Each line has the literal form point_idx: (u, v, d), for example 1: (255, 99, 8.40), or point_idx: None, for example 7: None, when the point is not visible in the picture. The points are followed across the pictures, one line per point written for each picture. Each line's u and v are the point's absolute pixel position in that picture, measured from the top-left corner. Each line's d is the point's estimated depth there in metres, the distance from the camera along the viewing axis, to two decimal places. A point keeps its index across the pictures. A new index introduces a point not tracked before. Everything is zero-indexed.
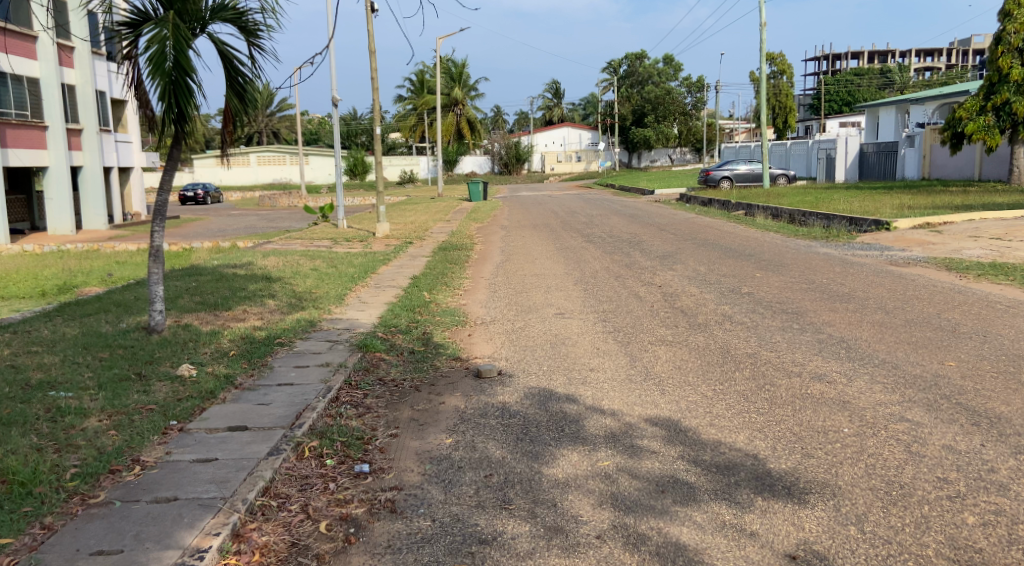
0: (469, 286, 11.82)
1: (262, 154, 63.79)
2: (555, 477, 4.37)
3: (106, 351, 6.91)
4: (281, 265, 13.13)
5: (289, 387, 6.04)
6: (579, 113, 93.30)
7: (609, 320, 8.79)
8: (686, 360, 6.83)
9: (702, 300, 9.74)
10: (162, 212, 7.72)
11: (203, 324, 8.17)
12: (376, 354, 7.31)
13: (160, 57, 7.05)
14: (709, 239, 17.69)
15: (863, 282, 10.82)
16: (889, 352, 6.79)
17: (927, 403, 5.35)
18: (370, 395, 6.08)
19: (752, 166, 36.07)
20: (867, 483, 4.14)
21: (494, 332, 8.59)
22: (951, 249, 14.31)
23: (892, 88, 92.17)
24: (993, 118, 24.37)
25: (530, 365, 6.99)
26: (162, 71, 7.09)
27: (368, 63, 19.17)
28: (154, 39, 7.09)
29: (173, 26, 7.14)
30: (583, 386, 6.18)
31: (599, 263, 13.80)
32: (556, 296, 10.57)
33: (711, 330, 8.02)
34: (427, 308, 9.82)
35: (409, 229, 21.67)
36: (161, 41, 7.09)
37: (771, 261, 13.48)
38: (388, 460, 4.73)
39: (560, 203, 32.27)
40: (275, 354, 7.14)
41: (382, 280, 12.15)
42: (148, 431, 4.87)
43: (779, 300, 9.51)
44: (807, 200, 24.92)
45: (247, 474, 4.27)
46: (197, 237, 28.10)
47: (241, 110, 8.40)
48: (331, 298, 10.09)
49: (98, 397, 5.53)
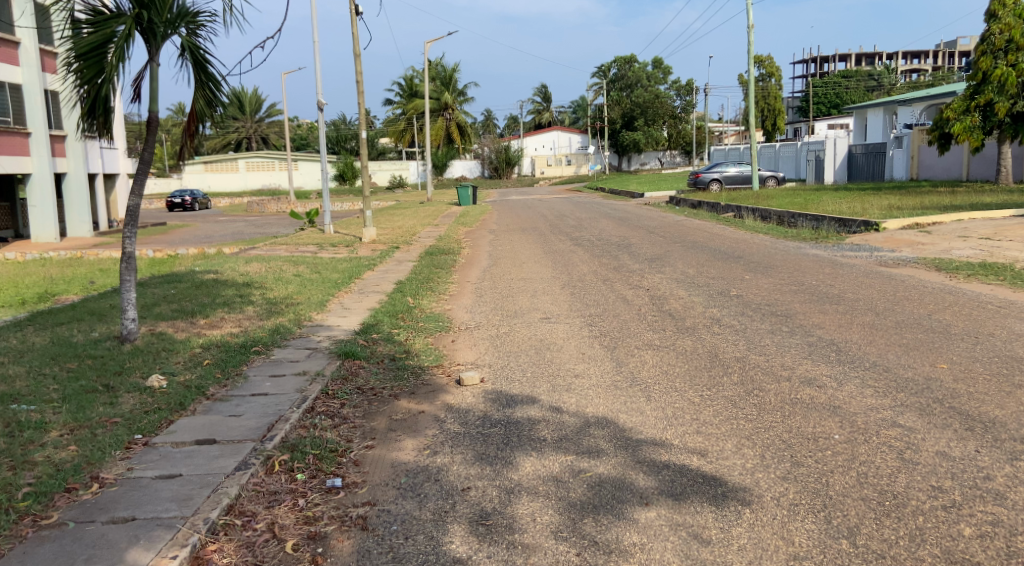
0: (455, 291, 11.64)
1: (250, 160, 63.65)
2: (533, 489, 4.18)
3: (75, 361, 6.70)
4: (264, 270, 12.92)
5: (263, 398, 5.84)
6: (569, 117, 93.29)
7: (596, 324, 8.64)
8: (672, 365, 6.66)
9: (690, 303, 9.61)
10: (135, 217, 7.52)
11: (177, 333, 7.96)
12: (356, 362, 7.11)
13: (99, 53, 6.99)
14: (697, 241, 17.55)
15: (853, 283, 10.70)
16: (880, 354, 6.64)
17: (920, 407, 5.20)
18: (347, 404, 5.88)
19: (741, 167, 36.02)
20: (860, 492, 3.97)
21: (479, 338, 8.43)
22: (941, 249, 14.19)
23: (879, 91, 92.56)
24: (980, 119, 24.33)
25: (513, 372, 6.81)
26: (97, 67, 7.05)
27: (352, 66, 18.99)
28: (100, 34, 6.98)
29: (127, 25, 7.00)
30: (567, 393, 6.01)
31: (587, 267, 13.65)
32: (543, 300, 10.41)
33: (699, 333, 7.86)
34: (410, 314, 9.65)
35: (397, 233, 21.47)
36: (108, 38, 7.01)
37: (760, 262, 13.38)
38: (362, 474, 4.53)
39: (550, 206, 32.26)
40: (250, 362, 6.93)
41: (366, 285, 11.96)
42: (110, 446, 4.67)
43: (767, 302, 9.37)
44: (796, 203, 24.64)
45: (211, 492, 4.07)
46: (183, 244, 27.85)
47: (206, 112, 8.10)
48: (313, 304, 9.90)
49: (62, 410, 5.32)
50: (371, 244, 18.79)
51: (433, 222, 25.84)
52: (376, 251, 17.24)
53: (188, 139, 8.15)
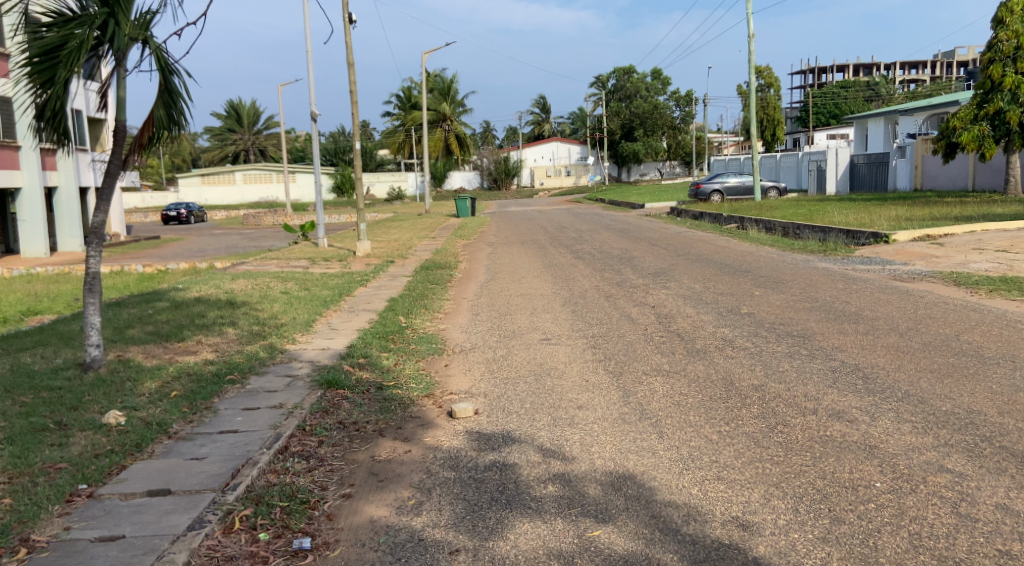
0: (449, 309, 11.07)
1: (248, 172, 63.25)
2: (532, 557, 3.64)
3: (29, 393, 6.12)
4: (250, 287, 12.36)
5: (231, 436, 5.26)
6: (568, 128, 93.05)
7: (600, 346, 8.06)
8: (683, 395, 6.07)
9: (699, 322, 9.03)
10: (100, 234, 6.95)
11: (147, 359, 7.38)
12: (338, 392, 6.52)
13: (54, 55, 6.50)
14: (701, 253, 17.01)
15: (869, 299, 10.16)
16: (912, 383, 6.06)
17: (967, 448, 4.61)
18: (325, 443, 5.30)
19: (742, 178, 35.55)
20: (915, 560, 3.40)
21: (474, 361, 7.85)
22: (957, 262, 13.65)
23: (879, 101, 92.32)
24: (988, 128, 23.73)
25: (510, 402, 6.23)
26: (50, 69, 6.58)
27: (346, 76, 18.49)
28: (59, 35, 6.50)
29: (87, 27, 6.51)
30: (569, 428, 5.43)
31: (588, 282, 13.10)
32: (542, 319, 9.84)
33: (711, 357, 7.27)
34: (401, 335, 9.07)
35: (392, 246, 20.92)
36: (66, 39, 6.51)
37: (770, 277, 12.82)
38: (335, 532, 3.96)
39: (550, 218, 31.78)
40: (223, 394, 6.34)
41: (356, 303, 11.41)
42: (48, 499, 4.09)
43: (782, 321, 8.80)
44: (801, 213, 24.12)
45: (154, 561, 3.51)
46: (174, 258, 27.30)
47: (166, 122, 7.61)
48: (298, 324, 9.32)
49: (3, 453, 4.75)
50: (365, 258, 18.25)
51: (429, 235, 25.31)
52: (369, 265, 16.69)
53: (140, 148, 7.63)
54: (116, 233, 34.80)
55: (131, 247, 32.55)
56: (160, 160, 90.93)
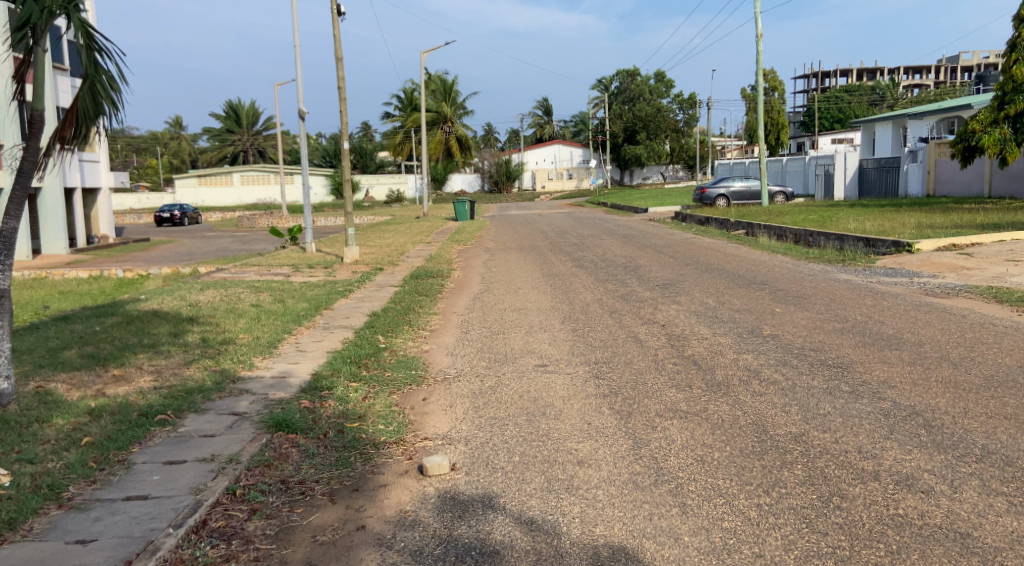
0: (436, 326, 9.96)
1: (245, 174, 62.23)
2: None
3: None
4: (218, 299, 11.25)
5: (136, 506, 4.20)
6: (570, 131, 91.99)
7: (605, 376, 6.94)
8: (707, 447, 4.95)
9: (717, 346, 7.91)
10: (11, 244, 5.81)
11: (69, 391, 6.27)
12: (288, 436, 5.39)
13: None
14: (711, 262, 15.90)
15: (905, 319, 9.05)
16: (991, 435, 4.96)
17: None
18: (257, 515, 4.22)
19: (748, 183, 34.31)
20: None
21: (457, 394, 6.72)
22: (991, 275, 12.58)
23: (885, 105, 91.27)
24: (1009, 131, 22.71)
25: (496, 453, 5.11)
26: None
27: (334, 71, 17.38)
28: None
29: None
30: (566, 495, 4.34)
31: (590, 294, 11.99)
32: (538, 340, 8.73)
33: (735, 393, 6.14)
34: (376, 360, 7.95)
35: (383, 252, 19.82)
36: None
37: (789, 290, 11.75)
38: None
39: (550, 221, 30.67)
40: (148, 440, 5.25)
41: (333, 318, 10.30)
42: None
43: (812, 346, 7.70)
44: (813, 220, 23.04)
45: None
46: (158, 262, 26.17)
47: (92, 113, 6.40)
48: (260, 345, 8.21)
49: None
50: (352, 265, 17.15)
51: (424, 239, 24.20)
52: (356, 273, 15.62)
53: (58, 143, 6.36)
54: (103, 235, 33.66)
55: (119, 249, 31.48)
56: (159, 161, 89.93)
